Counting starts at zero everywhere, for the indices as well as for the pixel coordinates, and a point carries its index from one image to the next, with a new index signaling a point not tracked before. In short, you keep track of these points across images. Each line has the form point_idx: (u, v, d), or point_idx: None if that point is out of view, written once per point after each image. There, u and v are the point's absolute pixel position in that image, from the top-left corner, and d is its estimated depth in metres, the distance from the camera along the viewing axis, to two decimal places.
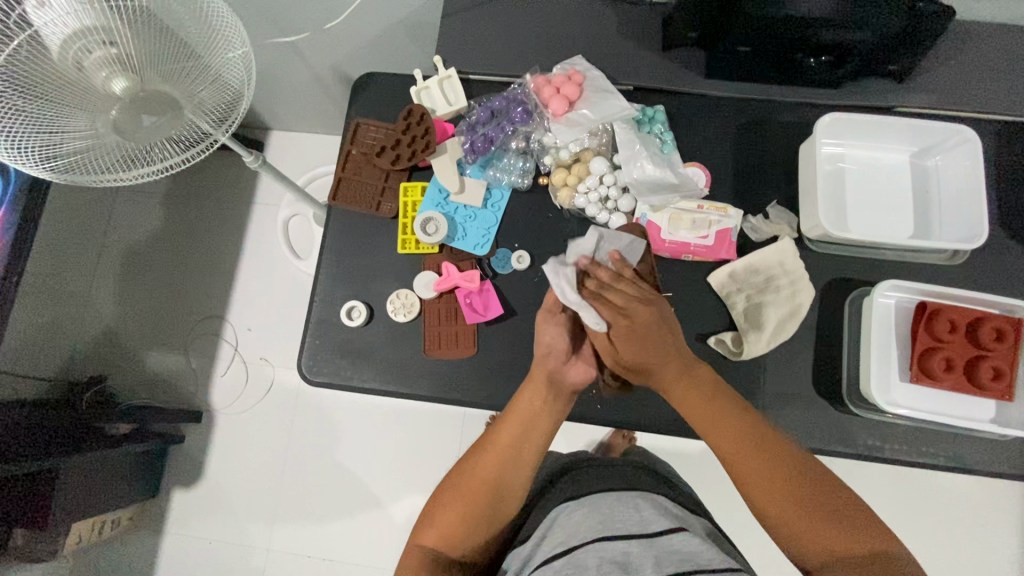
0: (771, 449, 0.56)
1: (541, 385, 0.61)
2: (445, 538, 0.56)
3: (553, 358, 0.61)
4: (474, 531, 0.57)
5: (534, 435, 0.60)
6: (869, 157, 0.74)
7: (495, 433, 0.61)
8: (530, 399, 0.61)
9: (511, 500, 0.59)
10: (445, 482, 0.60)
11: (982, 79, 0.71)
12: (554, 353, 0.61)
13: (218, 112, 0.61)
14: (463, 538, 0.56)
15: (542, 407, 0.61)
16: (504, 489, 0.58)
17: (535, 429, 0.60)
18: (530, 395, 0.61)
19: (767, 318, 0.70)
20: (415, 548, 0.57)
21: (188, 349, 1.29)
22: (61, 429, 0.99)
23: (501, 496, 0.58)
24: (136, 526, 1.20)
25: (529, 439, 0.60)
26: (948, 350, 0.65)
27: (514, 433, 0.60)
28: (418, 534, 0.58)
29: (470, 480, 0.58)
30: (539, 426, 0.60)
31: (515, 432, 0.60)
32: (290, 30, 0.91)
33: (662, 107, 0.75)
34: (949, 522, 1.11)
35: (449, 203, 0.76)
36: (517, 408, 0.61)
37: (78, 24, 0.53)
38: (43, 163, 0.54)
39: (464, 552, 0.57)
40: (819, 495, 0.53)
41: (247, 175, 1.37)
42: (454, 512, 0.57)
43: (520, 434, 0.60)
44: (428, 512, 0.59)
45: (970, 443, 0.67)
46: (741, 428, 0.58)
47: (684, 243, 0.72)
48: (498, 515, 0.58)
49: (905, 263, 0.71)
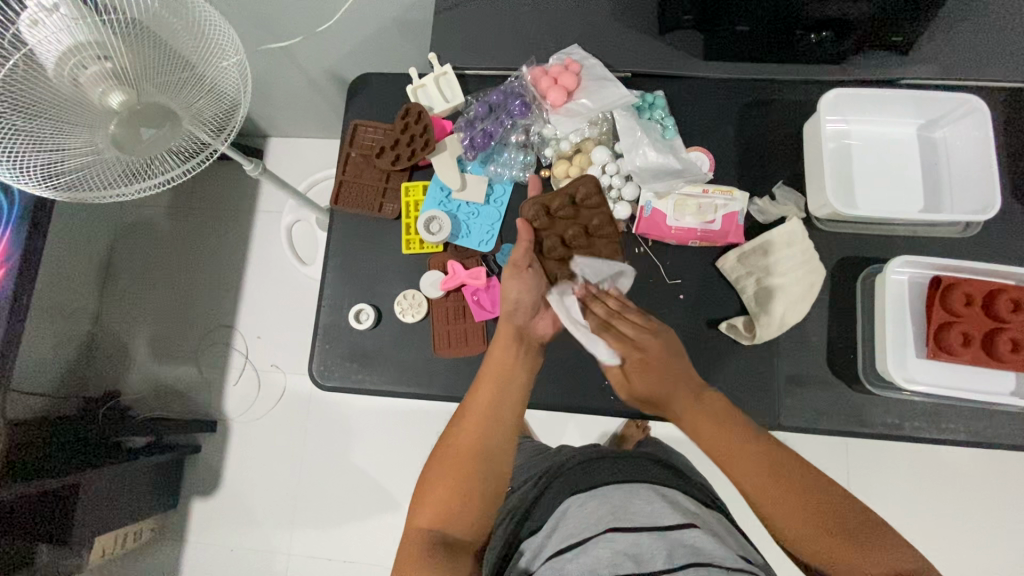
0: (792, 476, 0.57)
1: (510, 344, 0.65)
2: (440, 516, 0.56)
3: (520, 314, 0.67)
4: (470, 503, 0.57)
5: (508, 395, 0.63)
6: (874, 132, 0.72)
7: (473, 399, 0.63)
8: (500, 359, 0.64)
9: (500, 459, 0.61)
10: (432, 459, 0.61)
11: (990, 45, 0.69)
12: (521, 309, 0.67)
13: (216, 122, 0.62)
14: (460, 510, 0.56)
15: (511, 363, 0.64)
16: (490, 452, 0.60)
17: (508, 387, 0.63)
18: (497, 358, 0.64)
19: (779, 300, 0.69)
20: (412, 532, 0.56)
21: (198, 359, 1.29)
22: (76, 445, 1.00)
23: (489, 461, 0.60)
24: (158, 538, 1.22)
25: (504, 399, 0.63)
26: (965, 324, 0.64)
27: (488, 397, 0.62)
28: (412, 517, 0.57)
29: (456, 451, 0.60)
30: (511, 383, 0.63)
31: (489, 394, 0.62)
32: (282, 35, 0.91)
33: (661, 93, 0.74)
34: (970, 499, 1.09)
35: (451, 200, 0.75)
36: (487, 373, 0.64)
37: (72, 40, 0.53)
38: (46, 181, 0.56)
39: (464, 530, 0.56)
40: (843, 512, 0.54)
41: (247, 183, 1.37)
42: (446, 486, 0.57)
43: (494, 397, 0.62)
44: (421, 494, 0.58)
45: (991, 417, 0.66)
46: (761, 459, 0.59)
47: (690, 229, 0.71)
48: (488, 482, 0.59)
49: (917, 238, 0.70)
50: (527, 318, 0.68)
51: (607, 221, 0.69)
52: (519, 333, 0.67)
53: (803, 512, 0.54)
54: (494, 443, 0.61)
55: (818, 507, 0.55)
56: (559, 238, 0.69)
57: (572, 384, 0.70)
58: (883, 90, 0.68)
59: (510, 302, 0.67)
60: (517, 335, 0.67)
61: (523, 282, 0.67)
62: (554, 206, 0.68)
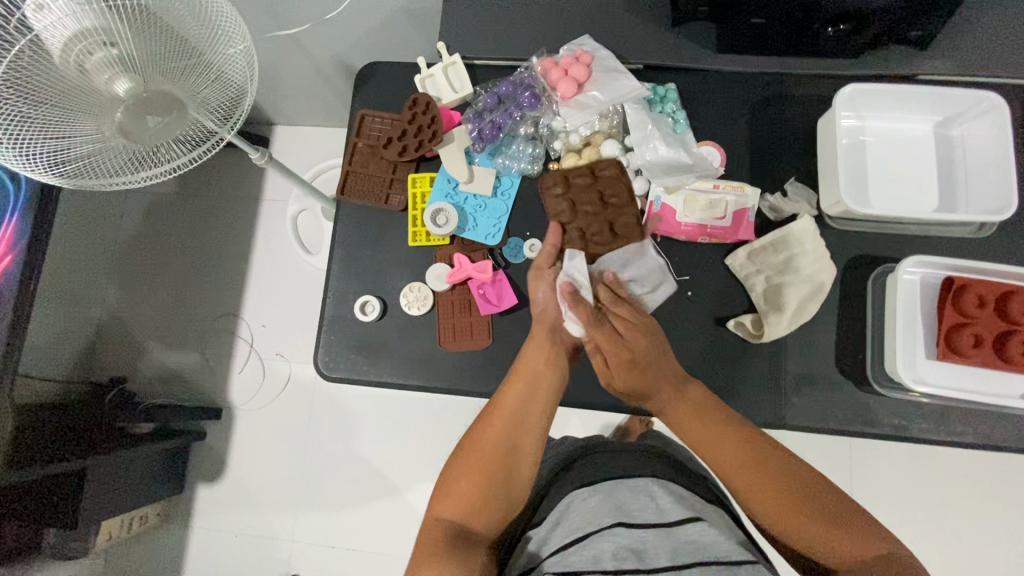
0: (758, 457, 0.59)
1: (544, 343, 0.64)
2: (463, 509, 0.56)
3: (552, 312, 0.65)
4: (494, 499, 0.57)
5: (538, 397, 0.62)
6: (888, 129, 0.71)
7: (505, 394, 0.62)
8: (532, 360, 0.64)
9: (526, 458, 0.60)
10: (457, 455, 0.61)
11: (1011, 42, 0.67)
12: (553, 308, 0.65)
13: (223, 109, 0.61)
14: (482, 505, 0.57)
15: (544, 366, 0.64)
16: (518, 450, 0.60)
17: (537, 387, 0.63)
18: (533, 353, 0.64)
19: (789, 299, 0.67)
20: (431, 522, 0.57)
21: (204, 347, 1.30)
22: (85, 431, 1.01)
23: (517, 459, 0.60)
24: (163, 523, 1.23)
25: (534, 398, 0.62)
26: (977, 326, 0.63)
27: (519, 396, 0.62)
28: (434, 509, 0.57)
29: (484, 446, 0.60)
30: (543, 385, 0.63)
31: (519, 391, 0.62)
32: (289, 21, 0.89)
33: (673, 86, 0.73)
34: (974, 500, 1.09)
35: (458, 192, 0.74)
36: (522, 367, 0.63)
37: (78, 26, 0.52)
38: (51, 169, 0.54)
39: (487, 524, 0.57)
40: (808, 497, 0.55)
41: (253, 170, 1.36)
42: (470, 481, 0.58)
43: (525, 395, 0.62)
44: (444, 485, 0.59)
45: (1000, 420, 0.65)
46: (730, 440, 0.60)
47: (700, 225, 0.70)
48: (513, 481, 0.59)
49: (930, 238, 0.69)
50: (562, 319, 0.65)
51: (625, 195, 0.69)
52: (553, 333, 0.65)
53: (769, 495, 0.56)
54: (523, 439, 0.61)
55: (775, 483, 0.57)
56: (581, 229, 0.69)
57: (575, 379, 0.69)
58: (898, 86, 0.67)
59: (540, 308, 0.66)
60: (552, 331, 0.65)
61: (551, 282, 0.66)
62: (580, 201, 0.70)
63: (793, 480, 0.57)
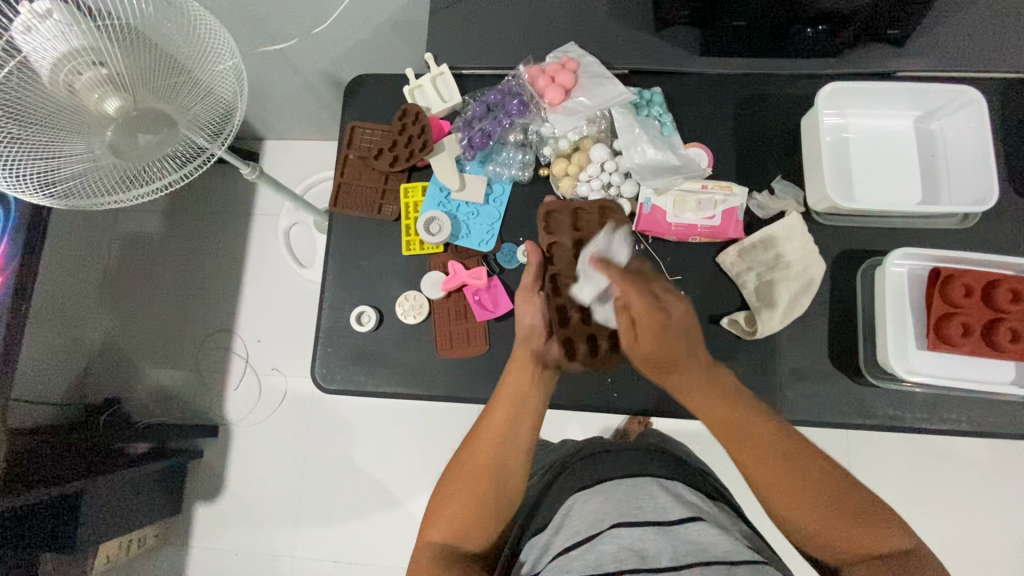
0: (791, 455, 0.56)
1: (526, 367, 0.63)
2: (452, 531, 0.57)
3: (534, 339, 0.64)
4: (481, 521, 0.57)
5: (521, 421, 0.61)
6: (869, 124, 0.73)
7: (489, 416, 0.61)
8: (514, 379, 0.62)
9: (510, 483, 0.59)
10: (447, 474, 0.61)
11: (988, 36, 0.69)
12: (535, 334, 0.64)
13: (214, 125, 0.60)
14: (470, 527, 0.57)
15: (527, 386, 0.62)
16: (504, 475, 0.59)
17: (523, 410, 0.62)
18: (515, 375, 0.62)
19: (780, 295, 0.69)
20: (424, 544, 0.57)
21: (197, 364, 1.29)
22: (79, 452, 1.01)
23: (502, 482, 0.59)
24: (161, 543, 1.21)
25: (517, 423, 0.61)
26: (965, 315, 0.64)
27: (504, 417, 0.61)
28: (425, 530, 0.58)
29: (471, 468, 0.59)
30: (525, 410, 0.61)
31: (504, 415, 0.61)
32: (276, 36, 0.90)
33: (659, 90, 0.74)
34: (973, 489, 1.10)
35: (450, 201, 0.75)
36: (504, 391, 0.62)
37: (66, 46, 0.52)
38: (41, 190, 0.54)
39: (474, 544, 0.57)
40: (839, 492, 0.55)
41: (244, 186, 1.36)
42: (457, 503, 0.57)
43: (508, 416, 0.61)
44: (434, 508, 0.59)
45: (992, 407, 0.66)
46: (777, 449, 0.57)
47: (690, 226, 0.70)
48: (500, 502, 0.58)
49: (915, 230, 0.71)
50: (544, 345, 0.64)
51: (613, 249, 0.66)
52: (535, 359, 0.64)
53: (805, 497, 0.54)
54: (508, 460, 0.60)
55: (814, 486, 0.55)
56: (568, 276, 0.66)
57: (573, 381, 0.70)
58: (878, 83, 0.69)
59: (523, 331, 0.65)
60: (535, 358, 0.64)
61: (536, 306, 0.64)
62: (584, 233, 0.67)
63: (824, 484, 0.55)
